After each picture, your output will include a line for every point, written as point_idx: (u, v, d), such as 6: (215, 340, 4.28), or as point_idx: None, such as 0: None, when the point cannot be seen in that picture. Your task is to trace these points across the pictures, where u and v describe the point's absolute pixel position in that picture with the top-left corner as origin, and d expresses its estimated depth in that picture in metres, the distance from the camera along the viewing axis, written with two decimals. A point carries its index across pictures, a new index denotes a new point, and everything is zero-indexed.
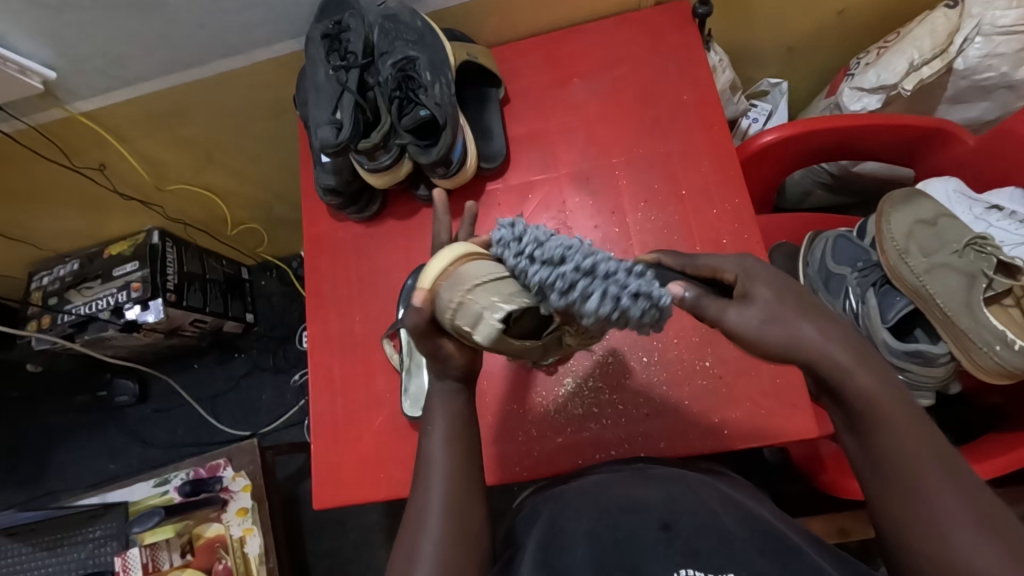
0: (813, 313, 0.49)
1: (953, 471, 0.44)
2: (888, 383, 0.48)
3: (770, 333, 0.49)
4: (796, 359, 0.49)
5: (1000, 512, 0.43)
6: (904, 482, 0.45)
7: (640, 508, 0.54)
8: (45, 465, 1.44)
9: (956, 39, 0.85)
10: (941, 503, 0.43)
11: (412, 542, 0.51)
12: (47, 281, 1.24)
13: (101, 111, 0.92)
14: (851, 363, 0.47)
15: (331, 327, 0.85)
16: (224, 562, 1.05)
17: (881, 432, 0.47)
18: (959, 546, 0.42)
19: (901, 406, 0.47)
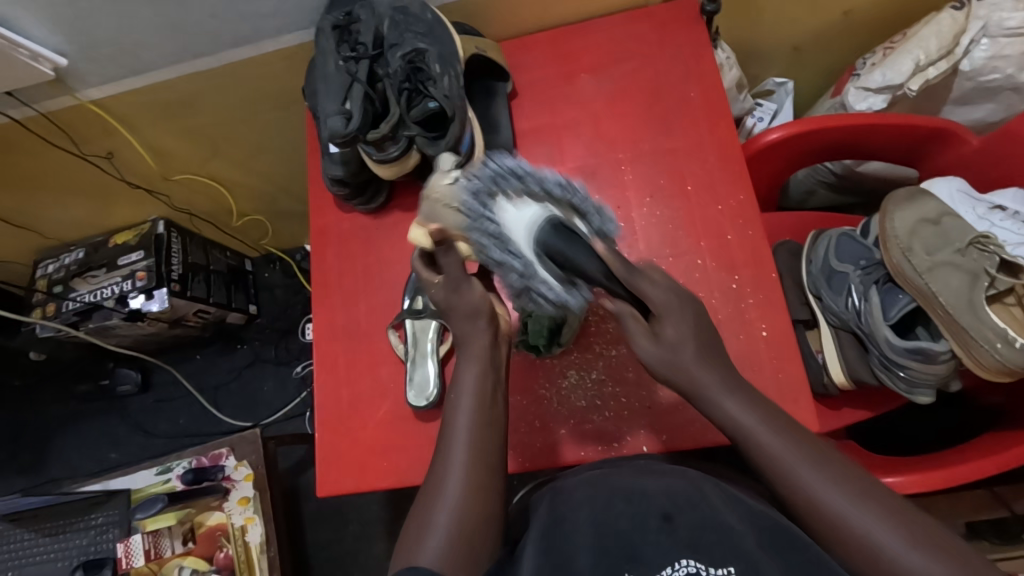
0: (704, 353, 0.62)
1: (833, 470, 0.54)
2: (760, 409, 0.59)
3: (639, 338, 0.62)
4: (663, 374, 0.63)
5: (884, 495, 0.52)
6: (807, 499, 0.53)
7: (643, 497, 0.55)
8: (46, 453, 1.44)
9: (963, 40, 0.85)
10: (850, 510, 0.51)
11: (430, 507, 0.56)
12: (52, 269, 1.25)
13: (111, 99, 0.93)
14: (719, 393, 0.60)
15: (336, 317, 0.85)
16: (225, 550, 1.06)
17: (761, 452, 0.57)
18: (875, 538, 0.50)
19: (776, 426, 0.57)
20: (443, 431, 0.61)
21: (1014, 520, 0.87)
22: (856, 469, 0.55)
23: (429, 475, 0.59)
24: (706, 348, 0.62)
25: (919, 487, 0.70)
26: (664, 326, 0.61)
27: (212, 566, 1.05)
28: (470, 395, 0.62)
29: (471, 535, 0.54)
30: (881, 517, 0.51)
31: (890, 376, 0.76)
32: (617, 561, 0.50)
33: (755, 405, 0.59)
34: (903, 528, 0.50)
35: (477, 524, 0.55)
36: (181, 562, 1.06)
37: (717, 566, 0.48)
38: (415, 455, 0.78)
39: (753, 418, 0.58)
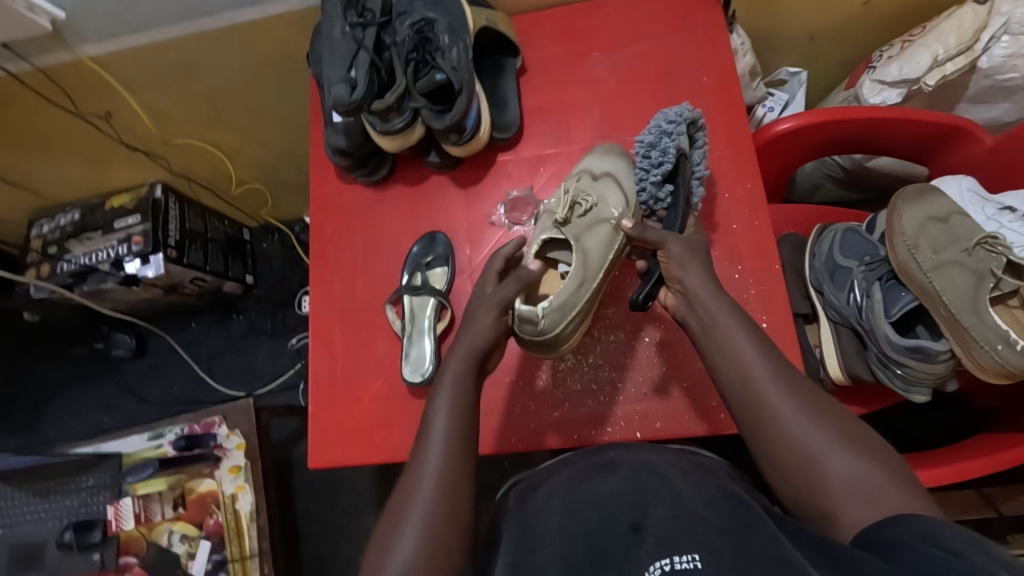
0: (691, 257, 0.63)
1: (788, 378, 0.56)
2: (732, 314, 0.59)
3: (683, 261, 0.62)
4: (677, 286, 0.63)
5: (826, 403, 0.54)
6: (756, 404, 0.55)
7: (610, 502, 0.56)
8: (39, 414, 1.44)
9: (982, 36, 0.83)
10: (774, 394, 0.54)
11: (395, 519, 0.53)
12: (47, 229, 1.22)
13: (110, 57, 0.90)
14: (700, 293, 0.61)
15: (333, 290, 0.84)
16: (215, 516, 1.07)
17: (726, 352, 0.58)
18: (805, 437, 0.52)
19: (740, 329, 0.58)
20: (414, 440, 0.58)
21: (1002, 520, 0.88)
22: (802, 378, 0.56)
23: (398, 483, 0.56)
24: (705, 263, 0.63)
25: None
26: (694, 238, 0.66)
27: (203, 531, 1.06)
28: (445, 402, 0.59)
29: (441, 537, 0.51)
30: (808, 418, 0.53)
31: (887, 374, 0.75)
32: (587, 565, 0.51)
33: (732, 309, 0.60)
34: (833, 429, 0.52)
35: (447, 526, 0.52)
36: (171, 526, 1.07)
37: (681, 553, 0.48)
38: (407, 430, 0.78)
39: (722, 323, 0.59)
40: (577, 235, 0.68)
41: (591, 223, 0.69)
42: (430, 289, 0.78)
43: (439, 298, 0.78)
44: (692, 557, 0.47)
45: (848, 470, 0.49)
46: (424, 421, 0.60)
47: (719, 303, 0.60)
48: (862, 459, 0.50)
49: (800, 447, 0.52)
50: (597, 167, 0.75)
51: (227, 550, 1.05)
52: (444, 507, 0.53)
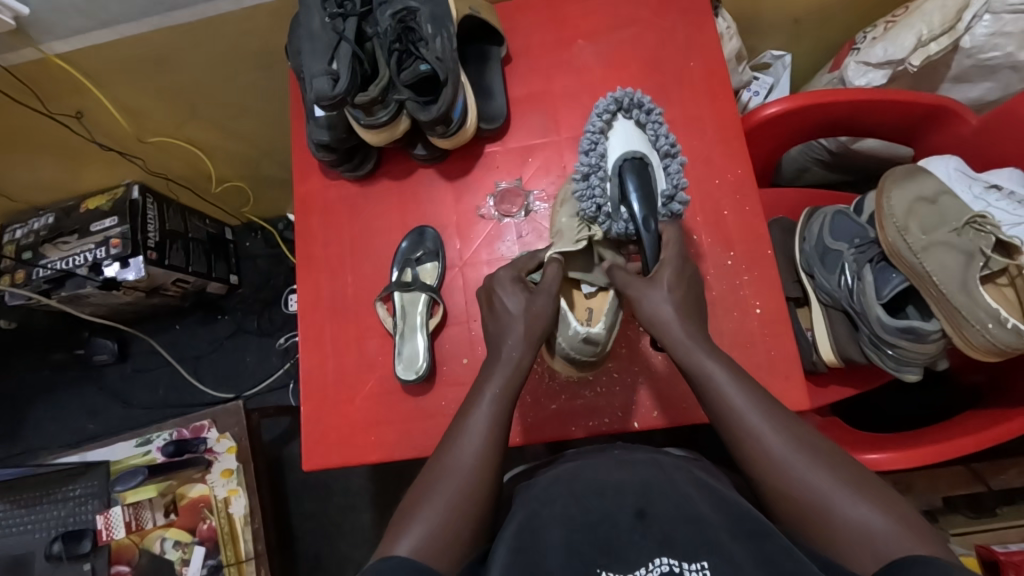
0: (675, 288, 0.62)
1: (786, 424, 0.54)
2: (723, 360, 0.58)
3: (651, 298, 0.62)
4: (654, 331, 0.62)
5: (827, 448, 0.53)
6: (757, 453, 0.53)
7: (616, 494, 0.54)
8: (21, 423, 1.41)
9: (965, 16, 0.83)
10: (770, 440, 0.53)
11: (404, 522, 0.53)
12: (20, 234, 1.18)
13: (79, 54, 0.87)
14: (687, 339, 0.60)
15: (322, 289, 0.83)
16: (209, 522, 1.05)
17: (721, 400, 0.56)
18: (811, 486, 0.50)
19: (732, 377, 0.57)
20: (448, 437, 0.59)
21: (990, 495, 0.89)
22: (800, 425, 0.54)
23: (420, 477, 0.57)
24: (689, 306, 0.62)
25: (903, 464, 0.71)
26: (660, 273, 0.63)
27: (196, 537, 1.04)
28: (485, 408, 0.59)
29: (449, 537, 0.52)
30: (811, 465, 0.51)
31: (879, 354, 0.76)
32: (591, 554, 0.49)
33: (721, 354, 0.59)
34: (836, 475, 0.50)
35: (458, 531, 0.52)
36: (163, 533, 1.05)
37: (691, 561, 0.47)
38: (403, 429, 0.77)
39: (714, 369, 0.57)
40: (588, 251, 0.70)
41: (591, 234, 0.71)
42: (421, 284, 0.77)
43: (431, 293, 0.77)
44: (700, 565, 0.46)
45: (859, 518, 0.48)
46: (457, 423, 0.59)
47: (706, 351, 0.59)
48: (871, 507, 0.48)
49: (803, 490, 0.50)
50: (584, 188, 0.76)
51: (223, 554, 1.04)
52: (458, 508, 0.53)
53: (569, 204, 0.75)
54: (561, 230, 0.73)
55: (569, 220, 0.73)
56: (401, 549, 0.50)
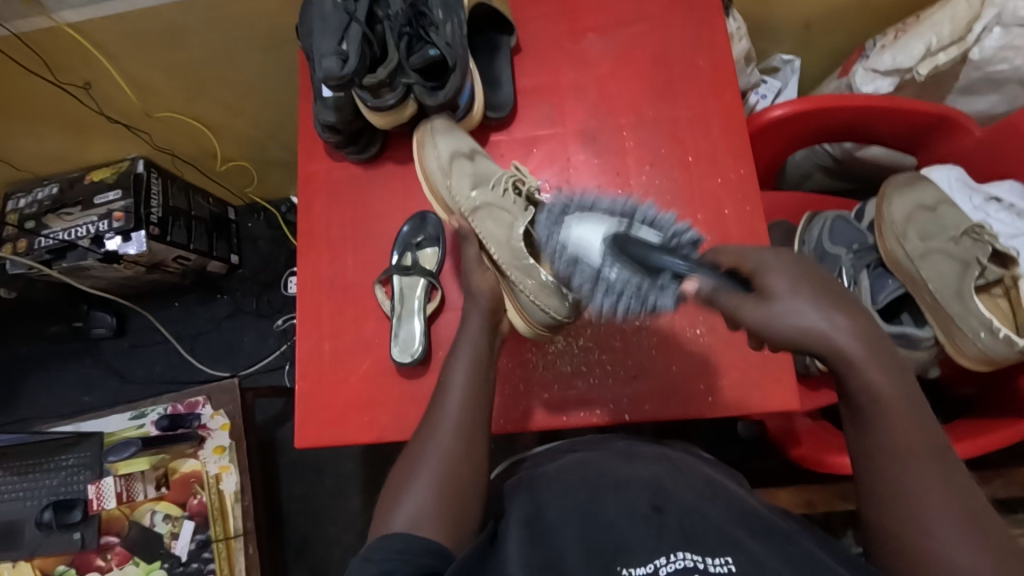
0: (843, 302, 0.46)
1: (945, 474, 0.47)
2: (907, 391, 0.48)
3: (807, 310, 0.45)
4: (796, 348, 0.46)
5: (987, 517, 0.46)
6: (894, 485, 0.48)
7: (628, 487, 0.55)
8: (17, 392, 1.42)
9: (975, 27, 0.83)
10: (906, 475, 0.47)
11: (395, 501, 0.54)
12: (24, 204, 1.19)
13: (90, 25, 0.87)
14: (864, 358, 0.46)
15: (321, 268, 0.83)
16: (200, 497, 1.05)
17: (883, 423, 0.48)
18: (947, 548, 0.44)
19: (908, 402, 0.48)
20: (429, 414, 0.60)
21: None
22: (955, 467, 0.48)
23: (402, 460, 0.58)
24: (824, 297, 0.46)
25: None
26: (770, 282, 0.46)
27: (186, 512, 1.05)
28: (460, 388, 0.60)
29: (440, 513, 0.52)
30: (956, 523, 0.45)
31: None
32: (609, 550, 0.49)
33: (908, 383, 0.48)
34: (984, 549, 0.44)
35: (449, 507, 0.53)
36: (154, 506, 1.06)
37: (714, 555, 0.46)
38: (397, 411, 0.77)
39: (897, 396, 0.48)
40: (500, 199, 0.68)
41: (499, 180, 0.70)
42: (420, 268, 0.77)
43: (430, 278, 0.78)
44: (724, 560, 0.45)
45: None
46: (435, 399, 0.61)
47: (886, 373, 0.48)
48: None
49: (927, 534, 0.45)
50: (457, 146, 0.74)
51: (211, 530, 1.04)
52: (450, 487, 0.54)
53: (460, 168, 0.72)
54: (479, 205, 0.68)
55: (480, 192, 0.69)
56: (396, 526, 0.51)
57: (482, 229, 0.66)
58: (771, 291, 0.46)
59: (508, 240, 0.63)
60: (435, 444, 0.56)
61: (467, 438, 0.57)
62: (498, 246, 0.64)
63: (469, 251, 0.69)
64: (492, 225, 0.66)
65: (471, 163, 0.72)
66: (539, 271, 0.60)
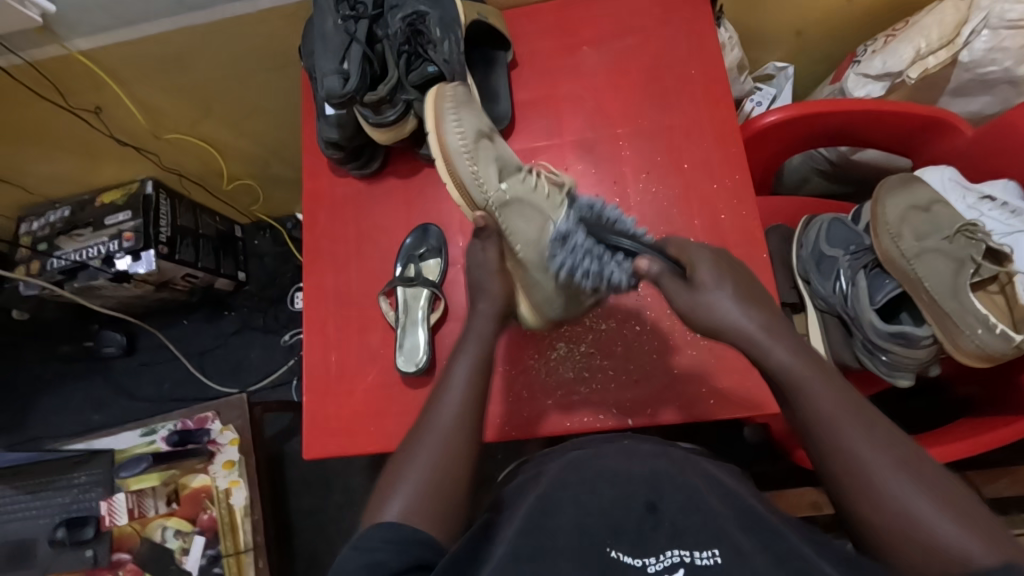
0: (751, 300, 0.56)
1: (875, 430, 0.50)
2: (818, 364, 0.54)
3: (725, 307, 0.55)
4: (727, 339, 0.56)
5: (925, 460, 0.48)
6: (838, 453, 0.50)
7: (626, 483, 0.56)
8: (29, 412, 1.44)
9: (963, 31, 0.85)
10: (858, 446, 0.49)
11: (385, 494, 0.54)
12: (36, 226, 1.21)
13: (100, 52, 0.90)
14: (767, 340, 0.55)
15: (327, 281, 0.85)
16: (209, 512, 1.06)
17: (810, 397, 0.52)
18: (896, 496, 0.47)
19: (821, 379, 0.53)
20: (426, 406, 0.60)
21: (983, 504, 0.89)
22: (895, 433, 0.50)
23: (399, 449, 0.59)
24: (752, 298, 0.56)
25: None
26: (701, 276, 0.56)
27: (197, 527, 1.06)
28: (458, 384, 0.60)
29: (433, 501, 0.53)
30: (899, 472, 0.47)
31: (873, 360, 0.77)
32: (599, 536, 0.50)
33: (814, 357, 0.54)
34: (923, 486, 0.46)
35: (439, 495, 0.53)
36: (164, 522, 1.07)
37: (701, 549, 0.47)
38: (402, 420, 0.78)
39: (808, 369, 0.53)
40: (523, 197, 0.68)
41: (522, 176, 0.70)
42: (424, 279, 0.79)
43: (433, 288, 0.79)
44: (711, 553, 0.46)
45: (933, 520, 0.45)
46: (438, 390, 0.61)
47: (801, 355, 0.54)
48: (957, 524, 0.44)
49: (890, 498, 0.47)
50: (478, 124, 0.70)
51: (222, 545, 1.05)
52: (443, 475, 0.55)
53: (483, 150, 0.68)
54: (512, 199, 0.67)
55: (510, 184, 0.67)
56: (389, 515, 0.52)
57: (509, 225, 0.66)
58: (706, 298, 0.55)
59: (541, 242, 0.66)
60: (426, 438, 0.57)
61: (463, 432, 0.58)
62: (526, 245, 0.66)
63: (488, 250, 0.67)
64: (522, 222, 0.66)
65: (494, 146, 0.70)
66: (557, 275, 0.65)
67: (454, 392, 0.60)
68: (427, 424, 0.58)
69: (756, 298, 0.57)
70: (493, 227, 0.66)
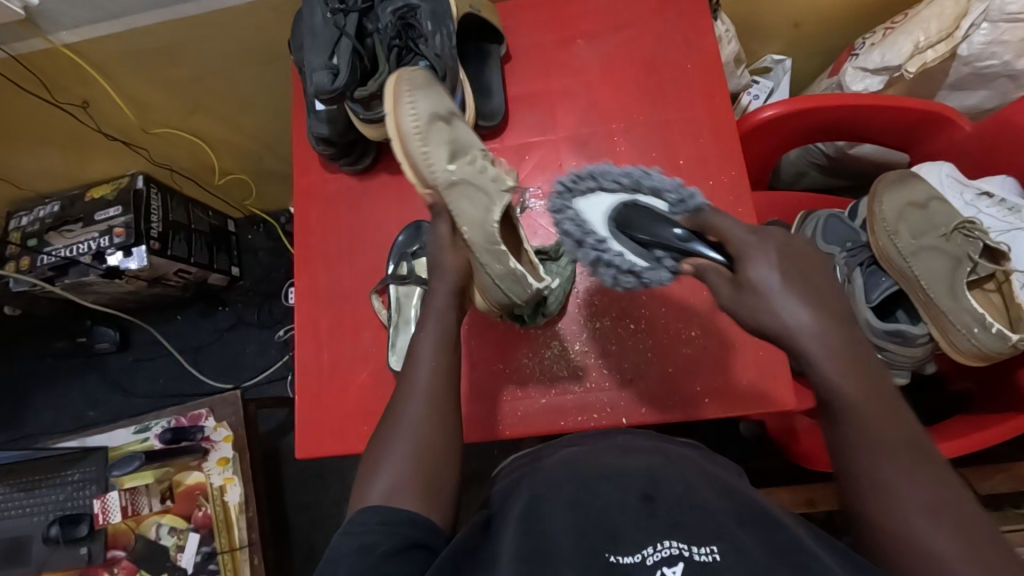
0: (811, 298, 0.50)
1: (922, 468, 0.48)
2: (876, 389, 0.51)
3: (779, 300, 0.50)
4: (778, 339, 0.51)
5: (955, 495, 0.46)
6: (873, 481, 0.48)
7: (622, 479, 0.54)
8: (23, 409, 1.43)
9: (963, 23, 0.84)
10: (888, 478, 0.48)
11: (371, 471, 0.55)
12: (26, 222, 1.20)
13: (85, 45, 0.89)
14: (819, 354, 0.50)
15: (318, 279, 0.84)
16: (204, 509, 1.06)
17: (853, 420, 0.50)
18: (921, 535, 0.44)
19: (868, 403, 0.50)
20: (401, 385, 0.60)
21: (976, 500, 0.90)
22: (946, 479, 0.47)
23: (376, 433, 0.59)
24: (810, 290, 0.51)
25: None
26: (748, 273, 0.51)
27: (191, 524, 1.05)
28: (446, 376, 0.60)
29: (417, 484, 0.53)
30: (928, 511, 0.45)
31: None
32: (596, 537, 0.48)
33: (871, 383, 0.50)
34: (942, 518, 0.45)
35: (428, 483, 0.54)
36: (159, 519, 1.06)
37: (700, 545, 0.44)
38: None
39: (862, 392, 0.50)
40: (468, 181, 0.63)
41: (476, 161, 0.65)
42: (416, 278, 0.77)
43: (425, 287, 0.77)
44: (710, 549, 0.44)
45: (947, 552, 0.43)
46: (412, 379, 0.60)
47: (839, 349, 0.50)
48: (964, 551, 0.43)
49: (903, 523, 0.45)
50: (435, 105, 0.67)
51: (217, 542, 1.04)
52: (427, 464, 0.54)
53: (438, 132, 0.65)
54: (456, 180, 0.63)
55: (458, 165, 0.63)
56: (374, 499, 0.52)
57: (457, 209, 0.62)
58: (752, 283, 0.51)
59: (484, 223, 0.61)
60: (413, 425, 0.56)
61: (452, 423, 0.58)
62: (472, 228, 0.61)
63: (441, 227, 0.65)
64: (468, 206, 0.62)
65: (449, 129, 0.66)
66: (509, 259, 0.61)
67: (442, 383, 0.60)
68: (410, 410, 0.58)
69: (819, 298, 0.51)
70: (442, 205, 0.65)
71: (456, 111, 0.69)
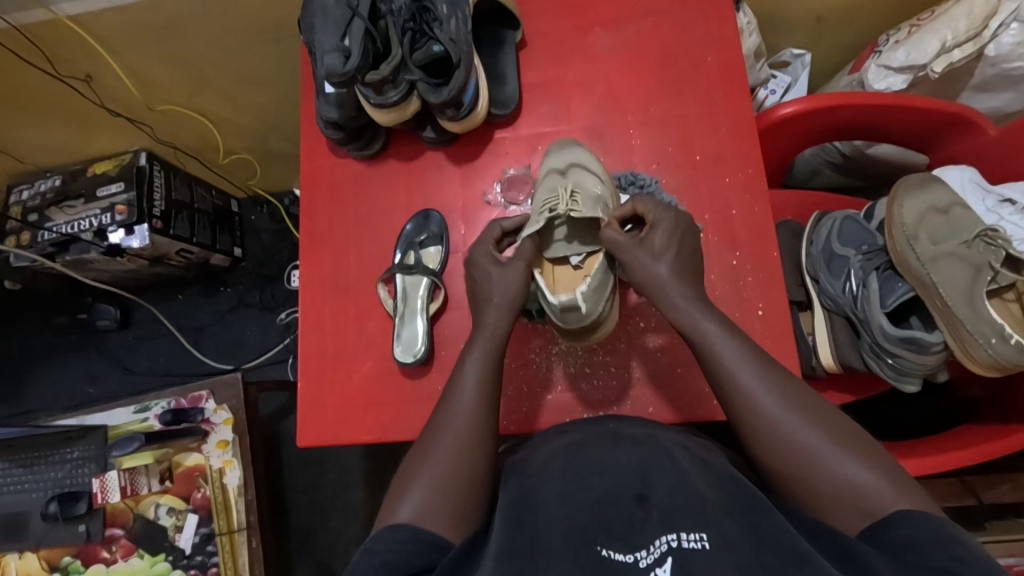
0: (683, 271, 0.63)
1: (806, 408, 0.54)
2: (750, 345, 0.58)
3: (659, 270, 0.63)
4: (653, 293, 0.63)
5: (841, 419, 0.53)
6: (757, 419, 0.54)
7: (614, 473, 0.52)
8: (23, 383, 1.42)
9: (992, 22, 0.81)
10: (786, 422, 0.53)
11: (399, 494, 0.54)
12: (27, 196, 1.18)
13: (89, 17, 0.86)
14: (691, 308, 0.61)
15: (324, 265, 0.83)
16: (203, 491, 1.05)
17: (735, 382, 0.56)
18: (843, 473, 0.49)
19: (741, 354, 0.57)
20: (443, 398, 0.60)
21: (980, 507, 0.90)
22: (838, 418, 0.53)
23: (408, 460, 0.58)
24: (690, 278, 0.64)
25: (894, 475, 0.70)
26: (654, 241, 0.64)
27: (190, 505, 1.05)
28: (467, 380, 0.60)
29: (446, 503, 0.52)
30: (837, 449, 0.51)
31: (878, 363, 0.76)
32: (590, 530, 0.48)
33: (740, 336, 0.59)
34: (854, 454, 0.50)
35: (453, 498, 0.53)
36: (158, 500, 1.06)
37: (690, 531, 0.45)
38: (399, 411, 0.77)
39: (739, 349, 0.57)
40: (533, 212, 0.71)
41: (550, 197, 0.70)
42: (423, 267, 0.76)
43: (433, 278, 0.76)
44: (699, 535, 0.45)
45: (876, 486, 0.48)
46: (446, 396, 0.60)
47: (707, 311, 0.60)
48: (886, 481, 0.49)
49: (827, 472, 0.50)
50: (564, 162, 0.74)
51: (216, 523, 1.04)
52: (452, 477, 0.54)
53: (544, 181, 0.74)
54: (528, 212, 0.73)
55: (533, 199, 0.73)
56: (401, 517, 0.52)
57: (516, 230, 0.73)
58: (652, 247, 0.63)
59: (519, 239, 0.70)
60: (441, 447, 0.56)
61: (474, 425, 0.57)
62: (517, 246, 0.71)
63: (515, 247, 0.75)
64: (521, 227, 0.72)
65: (561, 177, 0.73)
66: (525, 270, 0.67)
67: (476, 390, 0.59)
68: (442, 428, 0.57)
69: (681, 258, 0.64)
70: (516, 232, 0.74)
71: (586, 168, 0.72)
